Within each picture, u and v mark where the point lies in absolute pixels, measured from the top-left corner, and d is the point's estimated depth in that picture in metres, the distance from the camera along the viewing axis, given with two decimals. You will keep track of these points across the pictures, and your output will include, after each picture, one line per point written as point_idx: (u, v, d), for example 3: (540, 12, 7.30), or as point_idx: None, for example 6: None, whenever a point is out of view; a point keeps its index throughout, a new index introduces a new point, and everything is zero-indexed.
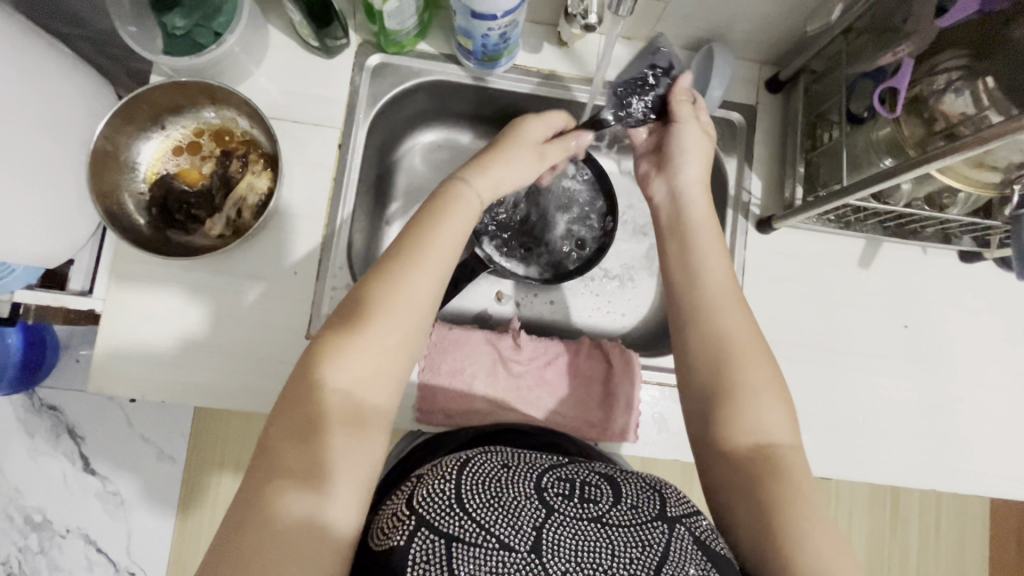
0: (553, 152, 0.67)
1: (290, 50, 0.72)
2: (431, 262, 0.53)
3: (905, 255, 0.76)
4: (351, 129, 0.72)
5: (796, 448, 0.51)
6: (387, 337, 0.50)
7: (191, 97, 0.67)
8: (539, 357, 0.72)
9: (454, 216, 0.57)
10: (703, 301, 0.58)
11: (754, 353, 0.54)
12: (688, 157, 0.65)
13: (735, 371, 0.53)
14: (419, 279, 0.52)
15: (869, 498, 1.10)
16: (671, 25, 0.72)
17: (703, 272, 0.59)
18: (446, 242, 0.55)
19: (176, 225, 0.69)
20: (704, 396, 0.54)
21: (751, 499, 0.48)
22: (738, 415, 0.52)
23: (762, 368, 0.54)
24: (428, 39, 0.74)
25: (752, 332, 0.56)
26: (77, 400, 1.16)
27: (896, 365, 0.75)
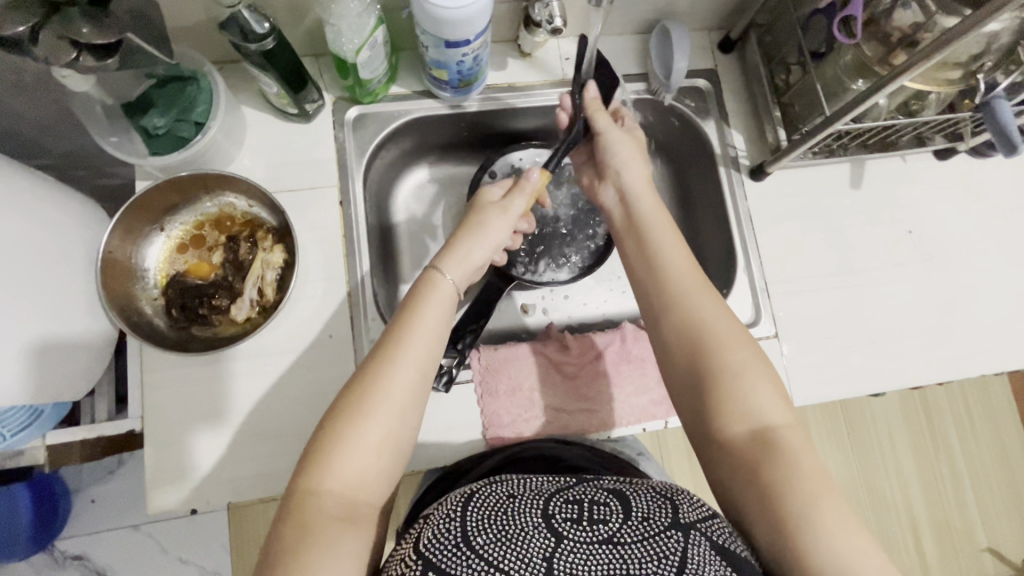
0: (516, 203, 0.66)
1: (270, 124, 0.72)
2: (407, 362, 0.51)
3: (889, 166, 0.81)
4: (347, 183, 0.73)
5: (792, 424, 0.51)
6: (377, 433, 0.49)
7: (185, 193, 0.67)
8: (588, 353, 0.73)
9: (432, 304, 0.56)
10: (670, 286, 0.58)
11: (729, 334, 0.55)
12: (622, 160, 0.68)
13: (713, 354, 0.54)
14: (402, 371, 0.51)
15: (905, 418, 1.14)
16: (623, 14, 0.76)
17: (658, 263, 0.60)
18: (430, 326, 0.54)
19: (197, 321, 0.67)
20: (690, 383, 0.54)
21: (751, 493, 0.49)
22: (726, 401, 0.52)
23: (743, 349, 0.54)
24: (398, 82, 0.76)
25: (728, 314, 0.56)
26: (102, 541, 1.08)
27: (910, 271, 0.79)
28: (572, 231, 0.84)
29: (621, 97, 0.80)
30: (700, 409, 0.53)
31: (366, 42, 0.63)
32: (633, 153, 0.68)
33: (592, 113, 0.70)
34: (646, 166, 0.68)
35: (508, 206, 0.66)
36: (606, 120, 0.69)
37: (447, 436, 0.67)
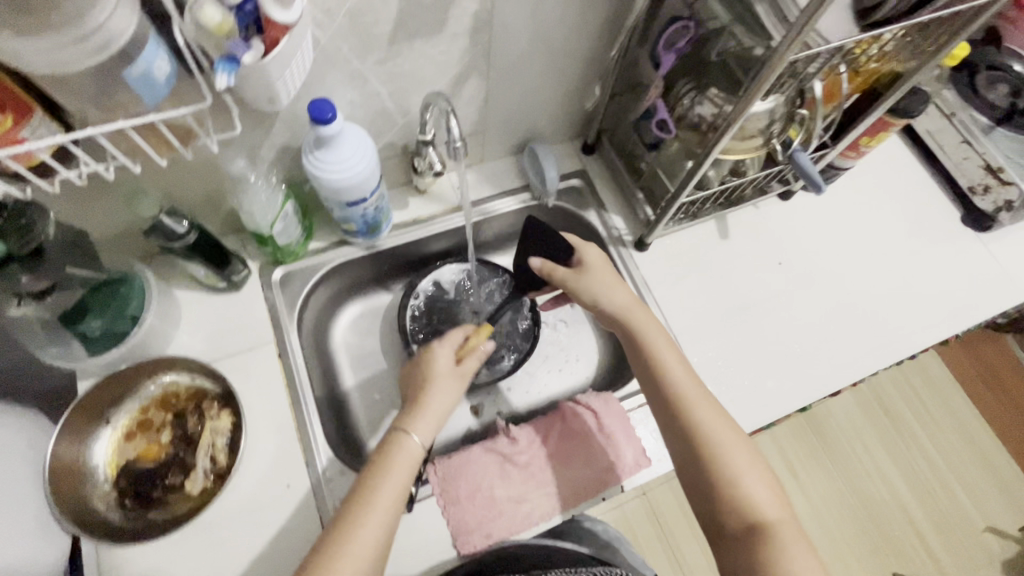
0: (468, 364, 0.75)
1: (202, 299, 0.79)
2: (374, 519, 0.58)
3: (746, 214, 0.96)
4: (283, 337, 0.79)
5: (785, 520, 0.59)
6: None
7: (128, 382, 0.71)
8: (535, 439, 0.78)
9: (396, 470, 0.62)
10: (676, 396, 0.67)
11: (731, 438, 0.64)
12: (607, 293, 0.75)
13: (717, 454, 0.63)
14: (368, 526, 0.57)
15: (852, 412, 1.56)
16: (496, 144, 0.91)
17: (662, 376, 0.68)
18: (395, 484, 0.61)
19: (153, 504, 0.69)
20: (699, 480, 0.63)
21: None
22: (729, 497, 0.61)
23: (745, 454, 0.63)
24: (316, 238, 0.85)
25: (727, 420, 0.66)
26: None
27: (789, 296, 0.92)
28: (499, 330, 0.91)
29: (512, 207, 0.93)
30: (708, 504, 0.62)
31: (278, 216, 0.73)
32: (614, 285, 0.76)
33: (550, 270, 0.79)
34: (629, 293, 0.76)
35: (463, 370, 0.73)
36: (565, 271, 0.79)
37: (418, 557, 0.68)
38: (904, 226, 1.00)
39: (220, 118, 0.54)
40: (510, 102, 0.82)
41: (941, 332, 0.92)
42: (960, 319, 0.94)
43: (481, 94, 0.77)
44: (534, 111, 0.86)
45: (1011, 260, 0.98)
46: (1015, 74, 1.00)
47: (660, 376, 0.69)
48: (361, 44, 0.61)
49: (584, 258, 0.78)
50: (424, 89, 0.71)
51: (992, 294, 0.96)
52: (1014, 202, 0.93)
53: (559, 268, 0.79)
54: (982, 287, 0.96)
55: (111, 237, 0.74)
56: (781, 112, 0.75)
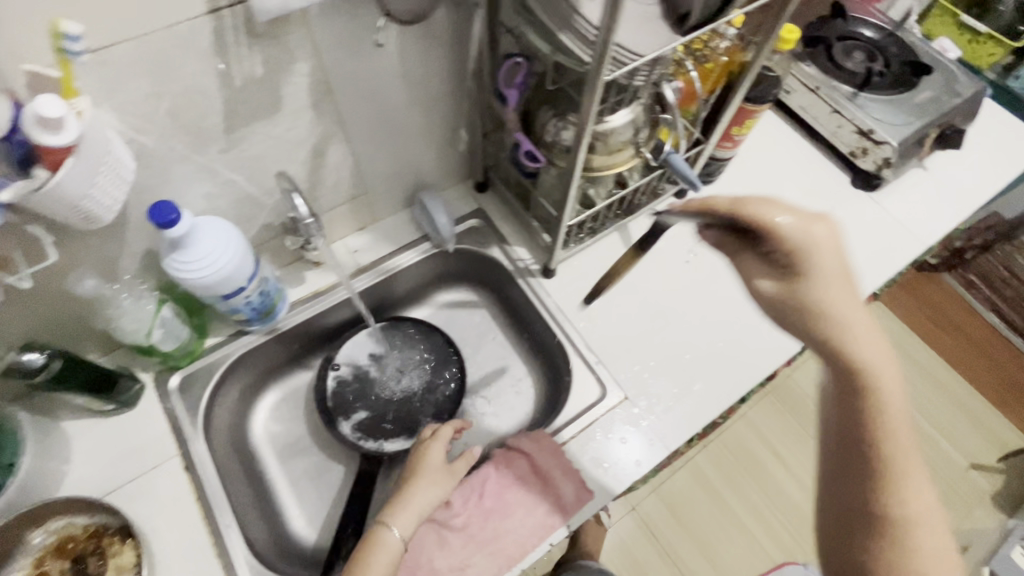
0: (460, 463, 0.74)
1: (94, 425, 0.74)
2: None
3: (645, 221, 0.98)
4: (187, 448, 0.74)
5: None
6: None
7: (13, 537, 0.65)
8: (472, 496, 0.74)
9: (371, 568, 0.64)
10: (891, 461, 0.49)
11: (926, 523, 0.50)
12: (833, 287, 0.47)
13: (907, 533, 0.49)
14: None
15: (817, 380, 1.56)
16: (385, 201, 0.89)
17: (880, 415, 0.49)
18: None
19: None
20: (863, 549, 0.51)
21: None
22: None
23: (940, 545, 0.50)
24: (213, 332, 0.81)
25: (936, 502, 0.51)
26: None
27: (703, 292, 0.92)
28: (416, 391, 0.89)
29: (414, 260, 0.91)
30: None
31: (155, 322, 0.69)
32: (842, 271, 0.48)
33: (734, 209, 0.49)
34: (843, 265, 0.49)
35: (451, 471, 0.73)
36: (755, 262, 0.51)
37: None
38: (801, 201, 1.03)
39: (31, 249, 0.54)
40: (385, 159, 0.81)
41: None
42: (870, 282, 0.96)
43: (350, 158, 0.76)
44: (415, 162, 0.85)
45: (902, 214, 1.02)
46: (866, 40, 1.07)
47: (874, 424, 0.49)
48: (194, 137, 0.59)
49: (808, 231, 0.47)
50: (284, 166, 0.70)
51: (895, 251, 0.99)
52: (891, 158, 0.96)
53: (764, 242, 0.50)
54: (885, 247, 0.99)
55: None
56: (644, 116, 0.77)
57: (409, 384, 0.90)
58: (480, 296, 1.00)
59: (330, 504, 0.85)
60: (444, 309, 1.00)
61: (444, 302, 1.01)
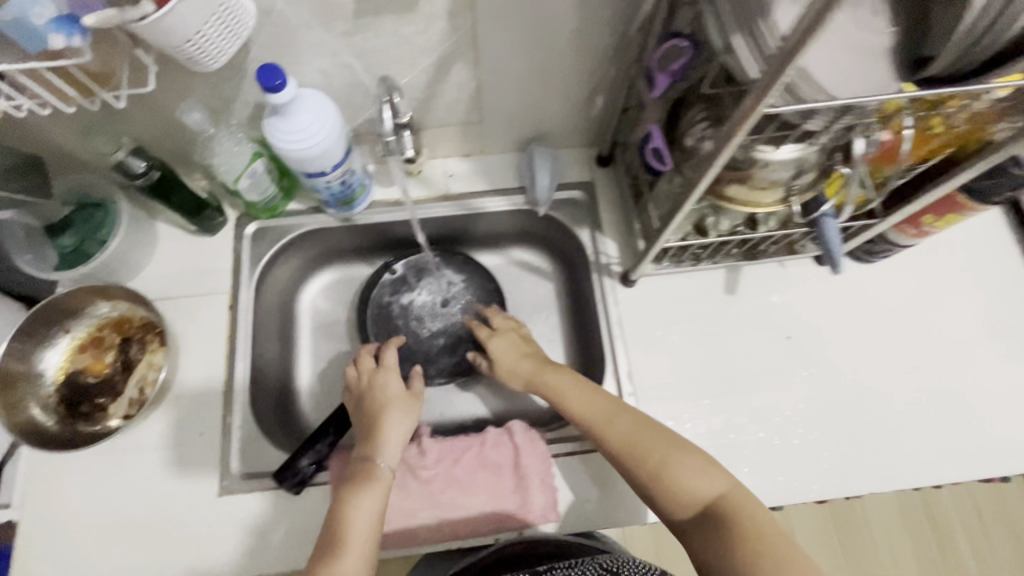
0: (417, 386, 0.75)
1: (177, 236, 0.82)
2: (362, 518, 0.60)
3: (764, 271, 0.82)
4: (237, 291, 0.80)
5: (716, 497, 0.58)
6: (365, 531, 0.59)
7: (87, 299, 0.75)
8: (445, 457, 0.73)
9: (369, 500, 0.61)
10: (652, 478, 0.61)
11: (683, 470, 0.60)
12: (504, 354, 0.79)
13: (668, 469, 0.60)
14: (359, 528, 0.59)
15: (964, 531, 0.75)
16: (496, 137, 0.84)
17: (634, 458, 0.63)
18: (367, 512, 0.61)
19: (80, 417, 0.72)
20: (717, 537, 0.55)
21: (728, 545, 0.54)
22: (682, 489, 0.59)
23: (705, 479, 0.59)
24: (296, 199, 0.85)
25: (647, 437, 0.63)
26: None
27: (787, 377, 0.77)
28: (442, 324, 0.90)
29: (501, 209, 0.86)
30: (696, 490, 0.59)
31: (244, 172, 0.72)
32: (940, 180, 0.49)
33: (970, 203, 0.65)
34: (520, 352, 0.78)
35: (411, 393, 0.73)
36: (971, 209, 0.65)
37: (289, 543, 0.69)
38: (978, 328, 0.80)
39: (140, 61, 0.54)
40: (510, 97, 0.75)
41: (984, 472, 0.73)
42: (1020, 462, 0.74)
43: (473, 81, 0.70)
44: (540, 110, 0.78)
45: None
46: None
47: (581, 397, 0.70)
48: (323, 9, 0.57)
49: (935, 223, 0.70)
50: (403, 67, 0.66)
51: None
52: None
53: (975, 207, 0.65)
54: None
55: (84, 163, 0.75)
56: (817, 160, 0.61)
57: (438, 315, 0.90)
58: (552, 269, 0.95)
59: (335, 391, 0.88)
60: (514, 265, 0.96)
61: (517, 258, 0.97)
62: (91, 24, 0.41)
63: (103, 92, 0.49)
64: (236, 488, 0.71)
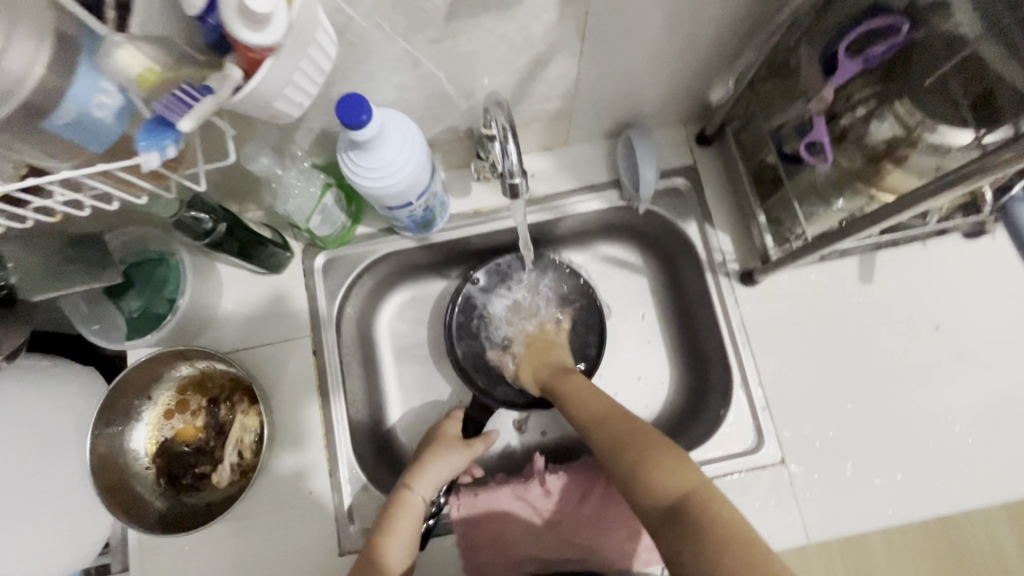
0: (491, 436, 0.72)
1: (242, 278, 0.74)
2: (406, 529, 0.61)
3: (904, 254, 0.72)
4: (319, 333, 0.73)
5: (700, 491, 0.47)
6: (405, 538, 0.61)
7: (165, 363, 0.69)
8: (572, 495, 0.68)
9: (409, 517, 0.62)
10: (629, 474, 0.52)
11: (661, 457, 0.50)
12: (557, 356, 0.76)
13: (652, 465, 0.50)
14: (399, 543, 0.60)
15: None
16: (584, 127, 0.72)
17: (615, 449, 0.54)
18: (410, 526, 0.61)
19: (184, 489, 0.69)
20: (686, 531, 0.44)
21: (702, 547, 0.43)
22: (657, 482, 0.49)
23: (683, 467, 0.49)
24: (365, 222, 0.76)
25: (635, 428, 0.55)
26: None
27: (939, 373, 0.69)
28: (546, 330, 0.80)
29: (593, 207, 0.77)
30: (669, 483, 0.48)
31: (316, 209, 0.63)
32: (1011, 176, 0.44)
33: None
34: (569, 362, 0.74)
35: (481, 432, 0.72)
36: None
37: None
38: None
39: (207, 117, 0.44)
40: (610, 87, 0.63)
41: None
42: None
43: (570, 73, 0.59)
44: (641, 93, 0.66)
45: None
46: None
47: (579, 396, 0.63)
48: (410, 19, 0.45)
49: None
50: (495, 70, 0.55)
51: None
52: None
53: None
54: None
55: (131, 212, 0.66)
56: None
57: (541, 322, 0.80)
58: (645, 261, 0.83)
59: (428, 422, 0.81)
60: (605, 262, 0.84)
61: (609, 255, 0.84)
62: (187, 128, 0.34)
63: (176, 177, 0.41)
64: (358, 546, 0.67)
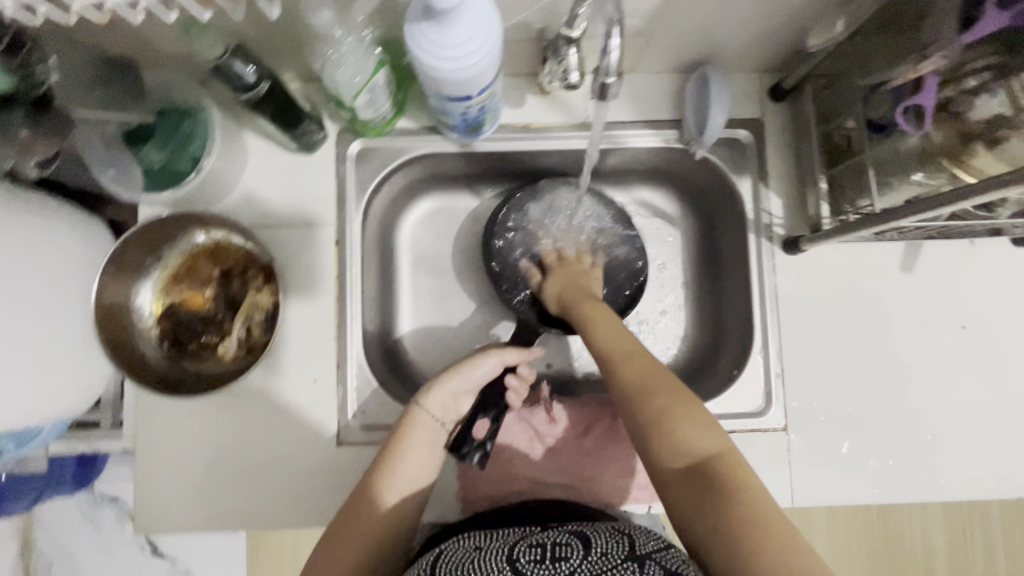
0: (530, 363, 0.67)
1: (269, 153, 0.70)
2: (410, 458, 0.60)
3: (951, 250, 0.70)
4: (344, 223, 0.70)
5: (721, 457, 0.47)
6: (410, 467, 0.60)
7: (181, 226, 0.66)
8: (575, 426, 0.69)
9: (415, 443, 0.60)
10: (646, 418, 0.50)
11: (687, 417, 0.49)
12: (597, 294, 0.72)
13: (674, 420, 0.49)
14: (402, 472, 0.59)
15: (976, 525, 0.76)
16: (658, 54, 0.67)
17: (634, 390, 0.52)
18: (416, 455, 0.60)
19: (187, 356, 0.67)
20: (698, 495, 0.46)
21: (715, 512, 0.44)
22: (676, 440, 0.48)
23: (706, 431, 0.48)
24: (406, 115, 0.71)
25: (660, 374, 0.52)
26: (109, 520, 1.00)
27: (953, 371, 0.69)
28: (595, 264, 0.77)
29: (649, 145, 0.73)
30: (689, 445, 0.48)
31: (363, 87, 0.59)
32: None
33: None
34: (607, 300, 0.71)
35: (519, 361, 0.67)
36: None
37: None
38: None
39: None
40: (704, 12, 0.59)
41: None
42: None
43: None
44: (730, 27, 0.61)
45: None
46: None
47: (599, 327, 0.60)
48: None
49: None
50: None
51: None
52: None
53: None
54: None
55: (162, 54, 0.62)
56: None
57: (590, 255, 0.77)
58: (684, 212, 0.80)
59: (437, 336, 0.80)
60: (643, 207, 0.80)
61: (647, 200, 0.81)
62: None
63: None
64: (357, 439, 0.68)
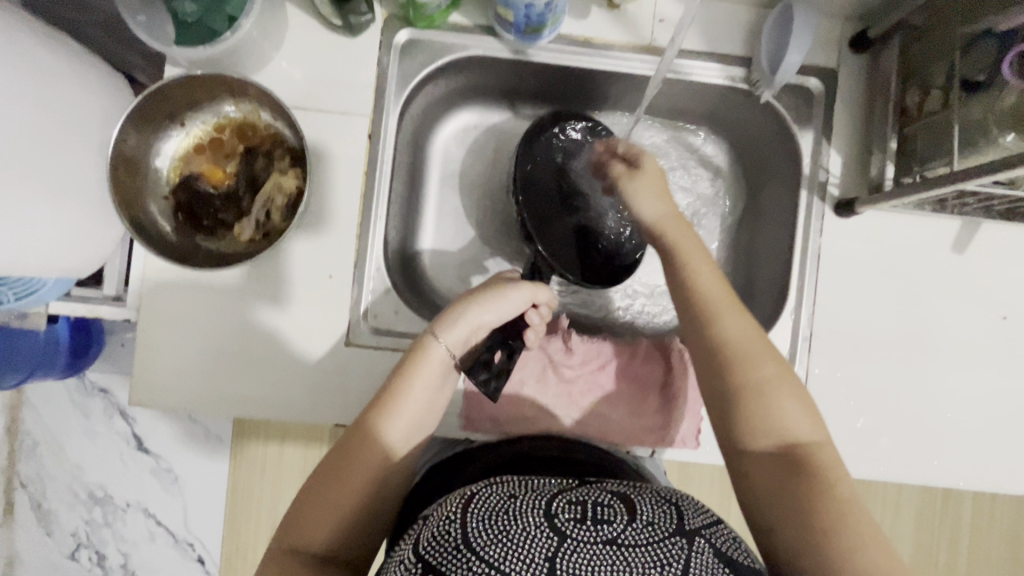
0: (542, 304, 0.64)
1: (309, 30, 0.65)
2: (413, 397, 0.56)
3: (1005, 236, 0.67)
4: (380, 117, 0.66)
5: (817, 444, 0.50)
6: (411, 406, 0.56)
7: (209, 91, 0.61)
8: (590, 361, 0.68)
9: (422, 378, 0.57)
10: (742, 390, 0.51)
11: (783, 396, 0.50)
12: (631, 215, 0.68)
13: (767, 398, 0.50)
14: (405, 408, 0.55)
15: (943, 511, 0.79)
16: None
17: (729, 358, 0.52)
18: (420, 392, 0.56)
19: (202, 231, 0.64)
20: (780, 473, 0.48)
21: (796, 491, 0.47)
22: (766, 418, 0.50)
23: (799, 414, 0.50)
24: (461, 10, 0.67)
25: (760, 347, 0.53)
26: (94, 404, 0.96)
27: (984, 360, 0.67)
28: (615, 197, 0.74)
29: (711, 81, 0.68)
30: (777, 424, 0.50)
31: None
32: None
33: None
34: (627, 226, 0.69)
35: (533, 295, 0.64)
36: None
37: None
38: None
39: None
40: None
41: None
42: None
43: None
44: None
45: None
46: None
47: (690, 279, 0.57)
48: None
49: None
50: None
51: None
52: None
53: None
54: None
55: None
56: None
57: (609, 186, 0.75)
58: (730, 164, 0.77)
59: (457, 255, 0.77)
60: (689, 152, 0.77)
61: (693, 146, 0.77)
62: None
63: None
64: (366, 342, 0.65)
